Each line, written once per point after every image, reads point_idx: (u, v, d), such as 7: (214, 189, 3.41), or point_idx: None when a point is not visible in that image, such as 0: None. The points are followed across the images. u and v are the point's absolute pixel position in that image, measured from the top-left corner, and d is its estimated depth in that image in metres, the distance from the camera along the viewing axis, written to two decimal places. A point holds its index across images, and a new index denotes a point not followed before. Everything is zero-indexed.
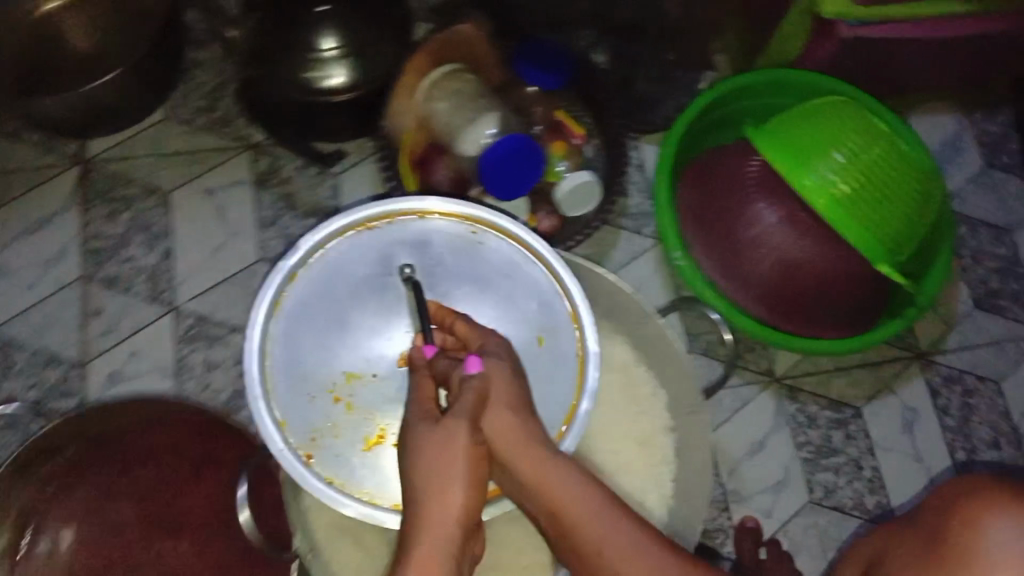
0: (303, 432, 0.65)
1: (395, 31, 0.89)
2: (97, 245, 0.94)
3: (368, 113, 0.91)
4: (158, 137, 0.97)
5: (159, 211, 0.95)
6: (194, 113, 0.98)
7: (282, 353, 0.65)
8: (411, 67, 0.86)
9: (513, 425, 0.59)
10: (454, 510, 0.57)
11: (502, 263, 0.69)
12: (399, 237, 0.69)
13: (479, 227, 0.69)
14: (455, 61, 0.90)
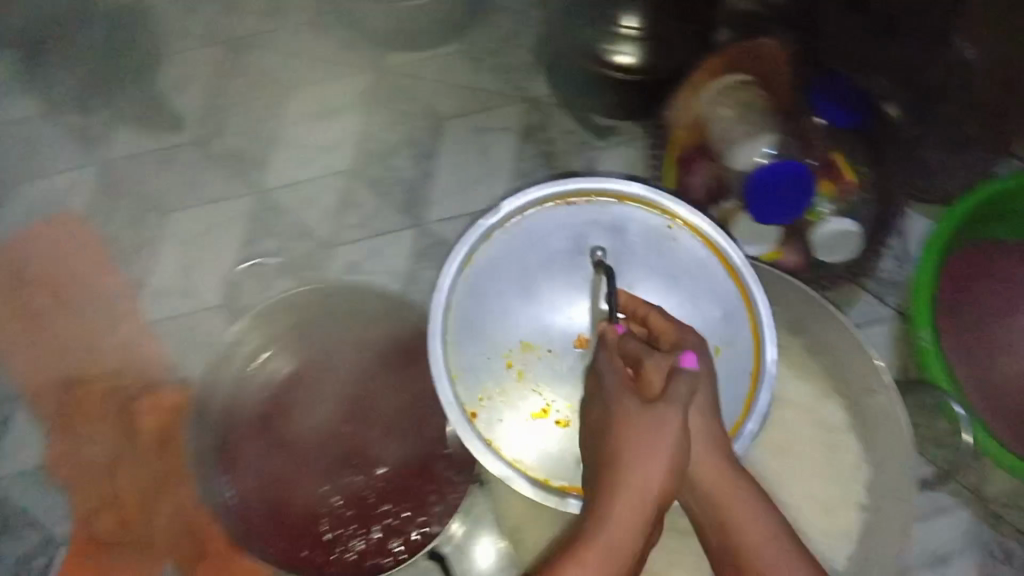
0: (473, 385, 0.56)
1: (703, 27, 0.89)
2: (373, 146, 0.98)
3: (650, 98, 0.92)
4: (447, 65, 1.00)
5: (431, 132, 0.98)
6: (484, 52, 1.00)
7: (468, 309, 0.56)
8: (704, 66, 0.89)
9: (720, 448, 0.50)
10: (626, 538, 0.45)
11: (696, 265, 0.57)
12: (597, 217, 0.58)
13: (676, 221, 0.58)
14: (750, 73, 0.90)
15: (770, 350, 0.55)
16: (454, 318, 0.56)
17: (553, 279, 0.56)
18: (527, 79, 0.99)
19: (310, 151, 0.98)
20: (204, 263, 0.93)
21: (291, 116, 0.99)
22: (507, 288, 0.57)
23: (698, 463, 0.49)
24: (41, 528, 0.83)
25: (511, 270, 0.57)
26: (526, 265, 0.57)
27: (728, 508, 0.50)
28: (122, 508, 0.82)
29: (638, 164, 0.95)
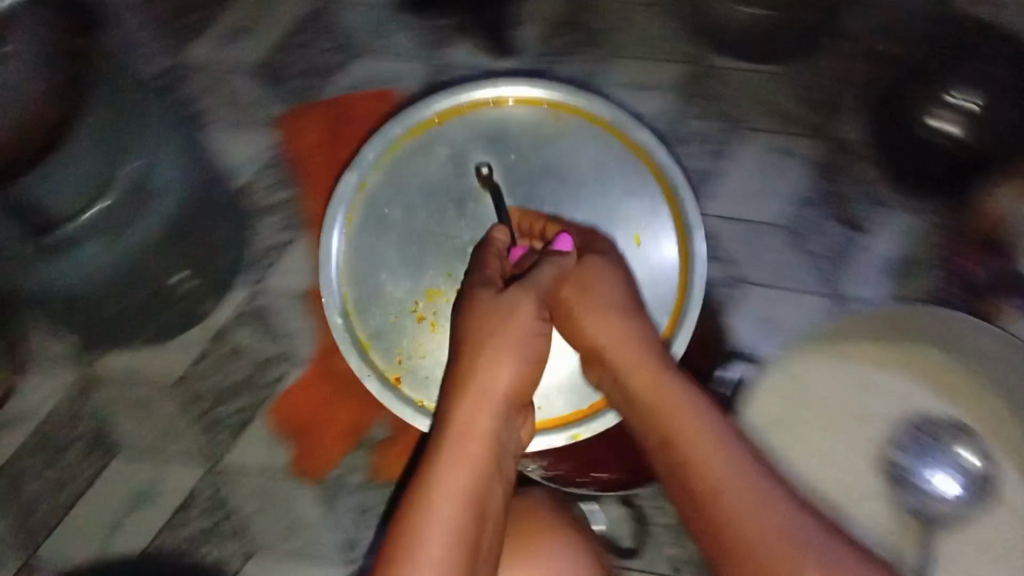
0: (415, 377, 0.81)
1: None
2: (679, 130, 1.04)
3: (957, 176, 0.95)
4: (770, 84, 1.05)
5: (732, 135, 1.03)
6: (810, 85, 1.04)
7: (359, 265, 0.82)
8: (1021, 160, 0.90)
9: (580, 291, 0.73)
10: (503, 384, 0.69)
11: (516, 135, 0.84)
12: (479, 135, 0.84)
13: (564, 115, 0.85)
14: None
15: (695, 271, 0.80)
16: (346, 277, 0.82)
17: (439, 217, 0.83)
18: (837, 121, 1.02)
19: (623, 120, 1.04)
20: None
21: (614, 82, 1.06)
22: (399, 249, 0.82)
23: (579, 315, 0.73)
24: (292, 341, 0.94)
25: (408, 200, 0.83)
26: (390, 221, 0.83)
27: (593, 325, 0.73)
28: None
29: (921, 234, 0.97)
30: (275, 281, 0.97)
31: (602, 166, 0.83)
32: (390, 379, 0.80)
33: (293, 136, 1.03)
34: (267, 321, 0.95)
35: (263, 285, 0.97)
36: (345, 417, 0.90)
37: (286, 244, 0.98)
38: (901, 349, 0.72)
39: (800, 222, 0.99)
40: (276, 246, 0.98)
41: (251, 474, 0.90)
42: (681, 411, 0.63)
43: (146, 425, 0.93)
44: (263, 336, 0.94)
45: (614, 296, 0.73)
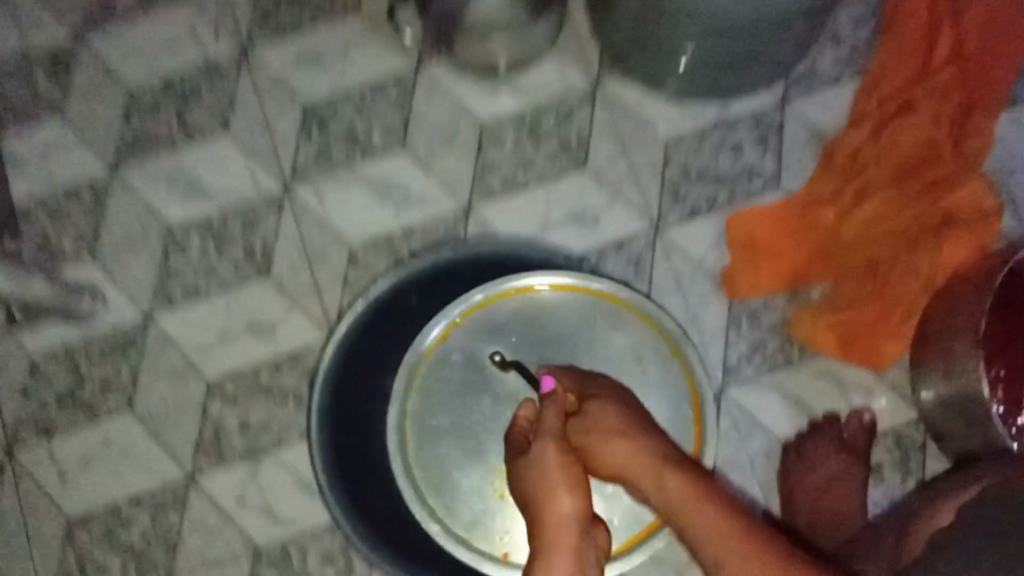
0: (473, 525, 0.73)
1: None
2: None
3: None
4: None
5: None
6: None
7: (420, 462, 0.74)
8: None
9: (619, 422, 0.66)
10: (568, 509, 0.62)
11: (523, 324, 0.76)
12: (458, 349, 0.75)
13: (532, 295, 0.77)
14: None
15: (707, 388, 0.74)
16: (423, 482, 0.73)
17: (476, 410, 0.74)
18: None
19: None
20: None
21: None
22: (457, 440, 0.74)
23: (603, 453, 0.65)
24: (776, 165, 0.94)
25: (451, 406, 0.74)
26: (445, 423, 0.74)
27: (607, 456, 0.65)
28: (849, 214, 0.90)
29: None
30: (804, 108, 0.95)
31: (631, 342, 0.77)
32: (503, 556, 0.72)
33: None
34: (763, 133, 0.95)
35: (787, 104, 0.95)
36: (793, 258, 0.91)
37: (833, 81, 0.96)
38: None
39: None
40: (810, 77, 0.96)
41: (679, 252, 0.92)
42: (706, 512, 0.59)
43: (622, 161, 0.93)
44: (750, 146, 0.94)
45: (638, 432, 0.65)
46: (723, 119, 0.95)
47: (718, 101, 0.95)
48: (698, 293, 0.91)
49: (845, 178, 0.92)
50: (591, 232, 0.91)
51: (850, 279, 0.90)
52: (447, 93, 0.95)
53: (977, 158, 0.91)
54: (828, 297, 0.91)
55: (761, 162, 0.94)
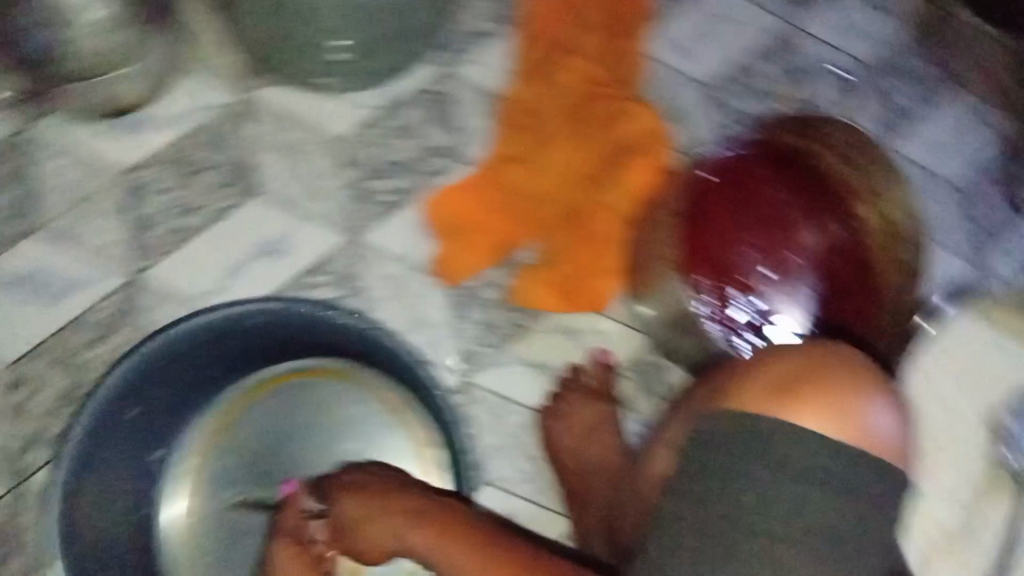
0: None
1: None
2: (893, 63, 1.00)
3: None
4: None
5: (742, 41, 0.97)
6: None
7: None
8: None
9: (376, 507, 0.68)
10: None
11: (251, 437, 0.76)
12: (206, 482, 0.75)
13: (251, 406, 0.76)
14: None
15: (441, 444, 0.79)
16: None
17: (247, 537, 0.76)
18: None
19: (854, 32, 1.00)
20: (718, 41, 0.97)
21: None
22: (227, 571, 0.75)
23: (363, 529, 0.68)
24: (454, 137, 0.91)
25: (209, 545, 0.75)
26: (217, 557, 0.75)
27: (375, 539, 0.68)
28: (536, 169, 0.89)
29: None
30: (467, 72, 0.92)
31: (364, 426, 0.78)
32: None
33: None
34: (433, 108, 0.91)
35: (451, 70, 0.92)
36: (496, 229, 0.88)
37: (487, 35, 0.93)
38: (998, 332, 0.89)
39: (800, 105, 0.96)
40: (464, 37, 0.93)
41: (383, 258, 0.88)
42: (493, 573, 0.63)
43: (298, 176, 0.89)
44: (424, 125, 0.91)
45: (405, 512, 0.68)
46: (388, 105, 0.91)
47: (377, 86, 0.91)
48: (415, 293, 0.88)
49: (518, 131, 0.91)
50: (285, 263, 0.86)
51: (553, 234, 0.90)
52: (81, 155, 0.86)
53: (631, 85, 0.93)
54: (539, 257, 0.89)
55: (439, 138, 0.90)
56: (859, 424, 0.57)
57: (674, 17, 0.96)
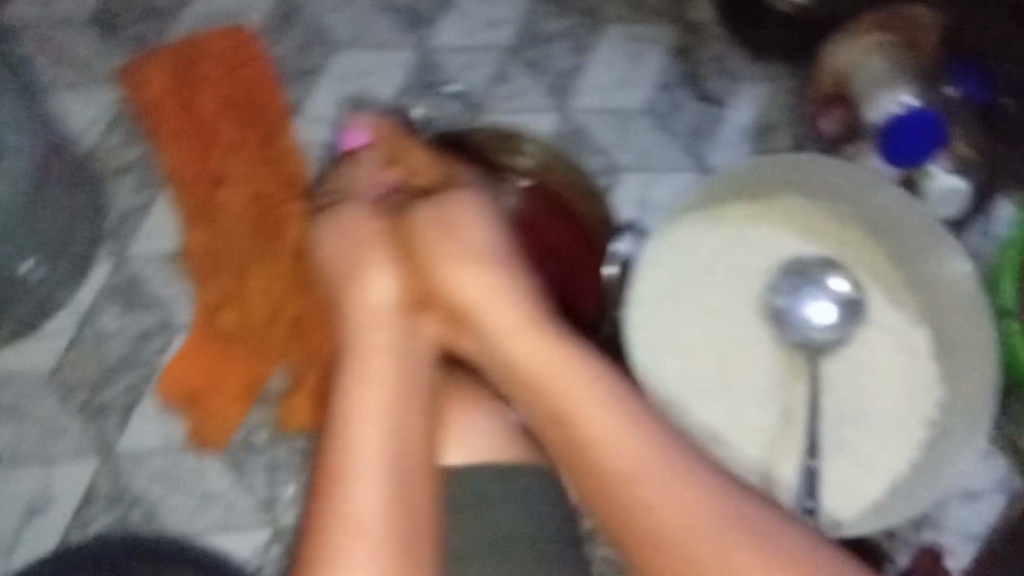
0: None
1: None
2: (536, 32, 1.05)
3: (414, 21, 1.04)
4: (245, 52, 1.00)
5: (380, 89, 1.00)
6: (274, 43, 1.01)
7: None
8: None
9: (467, 246, 0.66)
10: (379, 391, 0.60)
11: None
12: None
13: None
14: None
15: None
16: None
17: None
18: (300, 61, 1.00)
19: (479, 24, 1.05)
20: (363, 99, 0.99)
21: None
22: None
23: (389, 283, 0.65)
24: (159, 312, 0.91)
25: None
26: None
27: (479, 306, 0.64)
28: (245, 302, 0.91)
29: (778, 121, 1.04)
30: (142, 249, 0.93)
31: None
32: None
33: (144, 86, 0.98)
34: (126, 297, 0.92)
35: (126, 255, 0.93)
36: (238, 372, 0.89)
37: (146, 206, 0.95)
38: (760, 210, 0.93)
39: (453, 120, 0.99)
40: (125, 219, 0.94)
41: (144, 458, 0.87)
42: (594, 416, 0.58)
43: (28, 427, 0.88)
44: (122, 317, 0.91)
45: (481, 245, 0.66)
46: (81, 316, 0.91)
47: (63, 307, 0.91)
48: (188, 473, 0.86)
49: (217, 275, 0.92)
50: (54, 514, 0.85)
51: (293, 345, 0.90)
52: None
53: (299, 180, 0.95)
54: (290, 375, 0.89)
55: (146, 321, 0.91)
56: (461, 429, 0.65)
57: (311, 99, 0.99)
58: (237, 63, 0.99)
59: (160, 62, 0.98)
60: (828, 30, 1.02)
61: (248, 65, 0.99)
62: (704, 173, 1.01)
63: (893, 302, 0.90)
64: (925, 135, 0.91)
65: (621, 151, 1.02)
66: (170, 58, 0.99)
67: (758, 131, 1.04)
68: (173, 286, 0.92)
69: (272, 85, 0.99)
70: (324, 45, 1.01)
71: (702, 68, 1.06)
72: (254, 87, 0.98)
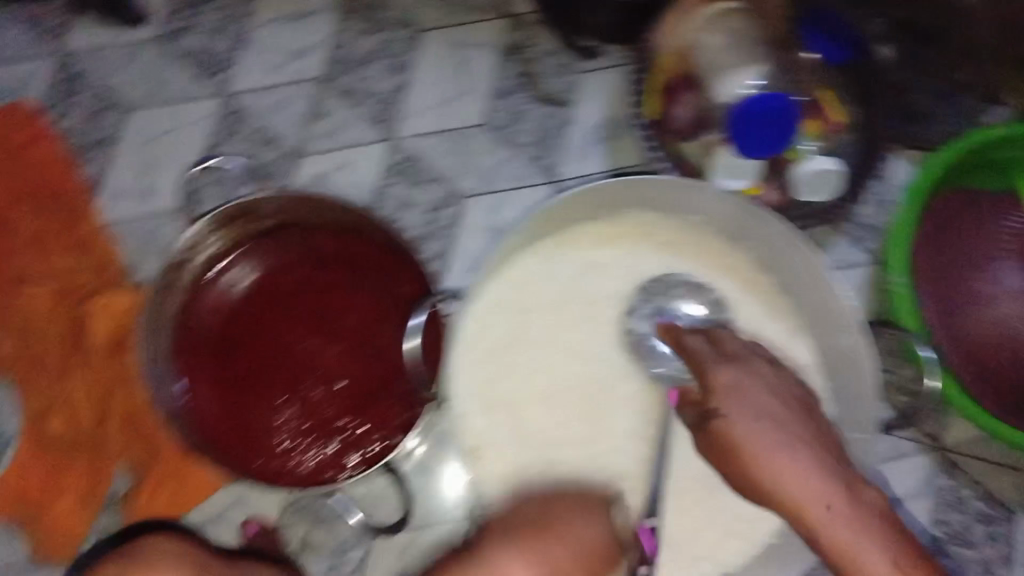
0: None
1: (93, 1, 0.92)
2: (348, 53, 0.94)
3: (211, 63, 0.94)
4: (25, 128, 0.90)
5: (183, 148, 0.90)
6: (63, 113, 0.91)
7: None
8: None
9: (759, 438, 0.61)
10: (816, 489, 0.59)
11: None
12: None
13: None
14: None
15: None
16: None
17: None
18: (96, 131, 0.90)
19: (281, 56, 0.94)
20: (167, 164, 0.89)
21: (256, 19, 0.95)
22: None
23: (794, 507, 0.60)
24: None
25: None
26: None
27: (788, 486, 0.60)
28: (70, 408, 0.86)
29: (626, 115, 0.93)
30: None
31: None
32: None
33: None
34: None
35: None
36: (75, 481, 0.86)
37: None
38: (618, 222, 0.83)
39: (268, 171, 0.90)
40: None
41: None
42: (780, 467, 0.60)
43: None
44: None
45: (761, 410, 0.63)
46: None
47: None
48: None
49: (34, 385, 0.86)
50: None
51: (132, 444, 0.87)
52: None
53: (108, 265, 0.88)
54: (132, 477, 0.86)
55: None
56: (750, 473, 0.61)
57: (110, 173, 0.89)
58: (20, 147, 0.89)
59: None
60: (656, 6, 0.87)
61: (32, 142, 0.89)
62: (554, 186, 0.92)
63: (768, 311, 0.83)
64: (778, 118, 0.82)
65: (462, 178, 0.92)
66: None
67: (609, 129, 0.93)
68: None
69: (63, 164, 0.89)
70: (112, 107, 0.91)
71: (536, 64, 0.94)
72: (48, 167, 0.89)
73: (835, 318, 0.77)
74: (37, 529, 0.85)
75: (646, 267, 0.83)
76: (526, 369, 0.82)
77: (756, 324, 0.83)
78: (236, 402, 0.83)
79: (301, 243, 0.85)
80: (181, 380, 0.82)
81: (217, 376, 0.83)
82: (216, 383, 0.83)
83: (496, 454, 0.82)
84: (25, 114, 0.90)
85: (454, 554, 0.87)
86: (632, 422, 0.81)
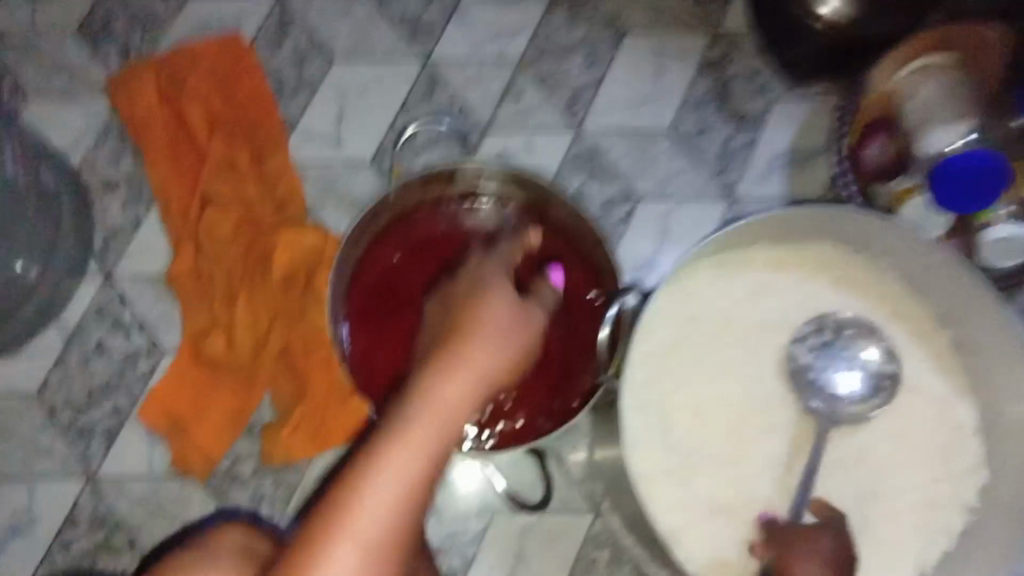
0: None
1: None
2: (552, 39, 0.96)
3: (420, 26, 0.96)
4: (238, 58, 0.94)
5: (383, 105, 0.94)
6: (277, 50, 0.95)
7: None
8: None
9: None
10: None
11: None
12: None
13: None
14: None
15: None
16: None
17: None
18: (306, 74, 0.95)
19: (487, 31, 0.96)
20: (362, 117, 0.94)
21: None
22: None
23: None
24: (146, 334, 0.90)
25: None
26: None
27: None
28: (230, 330, 0.88)
29: (813, 147, 0.93)
30: (130, 270, 0.91)
31: None
32: None
33: (133, 92, 0.92)
34: (111, 319, 0.91)
35: (116, 273, 0.91)
36: (226, 401, 0.88)
37: (134, 225, 0.92)
38: (797, 252, 0.84)
39: (457, 139, 0.93)
40: (111, 240, 0.92)
41: (128, 485, 0.88)
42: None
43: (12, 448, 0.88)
44: (107, 338, 0.90)
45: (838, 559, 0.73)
46: (69, 341, 0.90)
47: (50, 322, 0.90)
48: (174, 502, 0.87)
49: (200, 302, 0.89)
50: (37, 532, 0.87)
51: (281, 376, 0.89)
52: None
53: (290, 201, 0.91)
54: (277, 408, 0.89)
55: (131, 343, 0.90)
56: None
57: (309, 115, 0.94)
58: (231, 75, 0.93)
59: (144, 65, 0.93)
60: (874, 45, 0.88)
61: (243, 73, 0.93)
62: (730, 205, 0.93)
63: (933, 366, 0.83)
64: (985, 173, 0.80)
65: (639, 179, 0.94)
66: (160, 58, 0.93)
67: (793, 158, 0.93)
68: (158, 310, 0.91)
69: (268, 99, 0.93)
70: (323, 54, 0.95)
71: (731, 82, 0.95)
72: (253, 99, 0.93)
73: (1008, 387, 0.77)
74: (175, 441, 0.88)
75: (816, 300, 0.84)
76: (686, 378, 0.82)
77: (917, 375, 0.83)
78: (392, 359, 0.80)
79: (488, 218, 0.86)
80: (343, 325, 0.81)
81: (377, 328, 0.82)
82: (373, 337, 0.81)
83: (645, 455, 0.80)
84: (239, 45, 0.94)
85: (568, 543, 0.89)
86: (780, 451, 0.81)
